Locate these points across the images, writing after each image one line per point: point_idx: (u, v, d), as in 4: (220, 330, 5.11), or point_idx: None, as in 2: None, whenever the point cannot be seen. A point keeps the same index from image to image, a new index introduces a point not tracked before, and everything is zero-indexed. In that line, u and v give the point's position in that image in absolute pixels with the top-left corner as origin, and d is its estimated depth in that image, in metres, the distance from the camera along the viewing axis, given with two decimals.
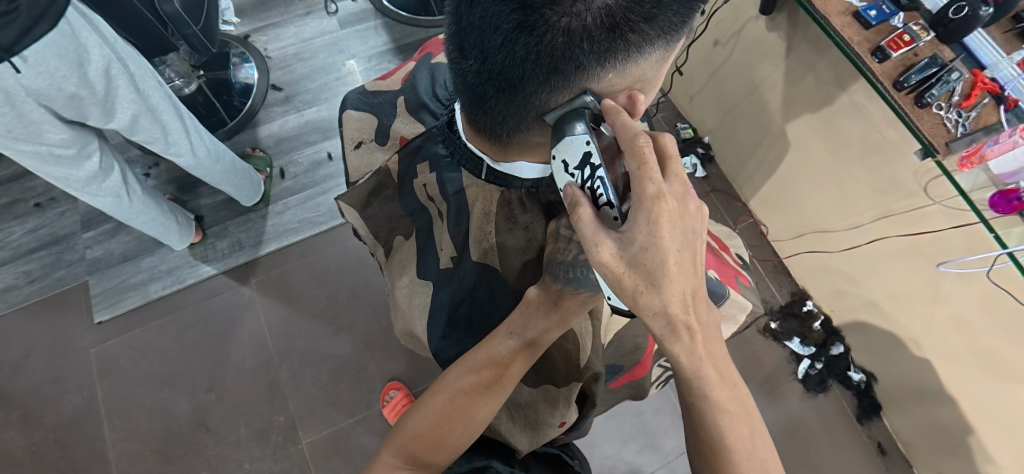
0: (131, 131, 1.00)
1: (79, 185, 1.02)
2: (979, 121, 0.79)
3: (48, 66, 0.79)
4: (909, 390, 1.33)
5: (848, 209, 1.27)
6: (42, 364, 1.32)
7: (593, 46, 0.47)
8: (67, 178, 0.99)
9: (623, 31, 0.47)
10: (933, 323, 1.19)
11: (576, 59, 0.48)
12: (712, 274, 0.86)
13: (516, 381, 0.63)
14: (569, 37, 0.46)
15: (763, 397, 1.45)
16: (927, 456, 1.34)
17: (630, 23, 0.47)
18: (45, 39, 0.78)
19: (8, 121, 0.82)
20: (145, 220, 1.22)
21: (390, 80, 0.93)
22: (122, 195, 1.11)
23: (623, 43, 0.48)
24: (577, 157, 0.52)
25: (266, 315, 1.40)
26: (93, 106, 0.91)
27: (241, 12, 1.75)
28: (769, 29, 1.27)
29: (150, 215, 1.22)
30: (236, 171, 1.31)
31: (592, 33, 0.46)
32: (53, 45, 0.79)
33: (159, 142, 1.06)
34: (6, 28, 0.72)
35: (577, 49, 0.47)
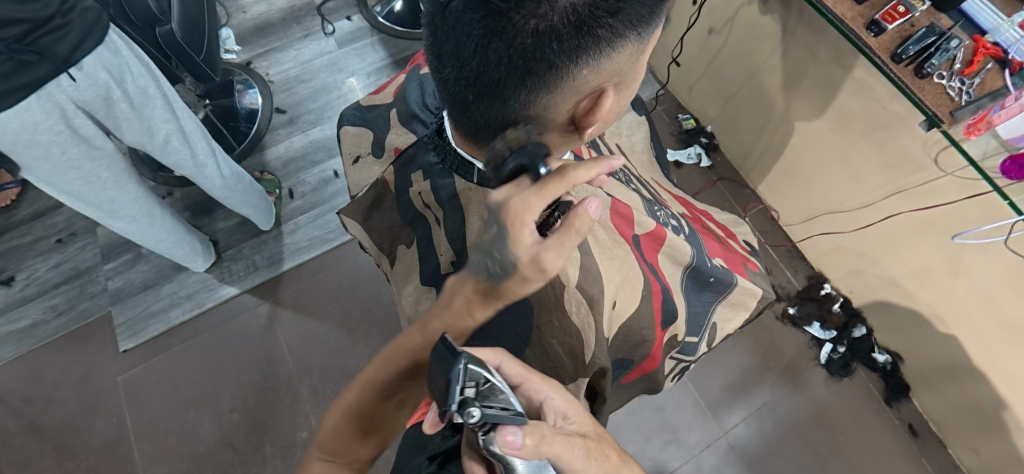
0: (162, 151, 1.03)
1: (123, 210, 1.04)
2: (984, 88, 0.77)
3: (98, 79, 0.83)
4: (937, 368, 1.29)
5: (859, 187, 1.24)
6: (72, 394, 1.35)
7: (562, 44, 0.47)
8: (113, 201, 1.01)
9: (591, 27, 0.47)
10: (955, 297, 1.16)
11: (547, 59, 0.48)
12: (717, 263, 0.91)
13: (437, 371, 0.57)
14: (538, 38, 0.47)
15: (787, 385, 1.43)
16: (961, 435, 1.30)
17: (597, 19, 0.47)
18: (96, 53, 0.82)
19: (63, 141, 0.84)
20: (172, 241, 1.24)
21: (383, 93, 0.95)
22: (156, 217, 1.13)
23: (593, 39, 0.48)
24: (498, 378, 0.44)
25: (283, 334, 1.42)
26: (133, 124, 0.93)
27: (242, 40, 1.79)
28: (763, 13, 1.26)
29: (176, 236, 1.24)
30: (253, 192, 1.34)
31: (560, 32, 0.46)
32: (102, 59, 0.83)
33: (188, 164, 1.09)
34: (63, 38, 0.77)
35: (546, 49, 0.47)
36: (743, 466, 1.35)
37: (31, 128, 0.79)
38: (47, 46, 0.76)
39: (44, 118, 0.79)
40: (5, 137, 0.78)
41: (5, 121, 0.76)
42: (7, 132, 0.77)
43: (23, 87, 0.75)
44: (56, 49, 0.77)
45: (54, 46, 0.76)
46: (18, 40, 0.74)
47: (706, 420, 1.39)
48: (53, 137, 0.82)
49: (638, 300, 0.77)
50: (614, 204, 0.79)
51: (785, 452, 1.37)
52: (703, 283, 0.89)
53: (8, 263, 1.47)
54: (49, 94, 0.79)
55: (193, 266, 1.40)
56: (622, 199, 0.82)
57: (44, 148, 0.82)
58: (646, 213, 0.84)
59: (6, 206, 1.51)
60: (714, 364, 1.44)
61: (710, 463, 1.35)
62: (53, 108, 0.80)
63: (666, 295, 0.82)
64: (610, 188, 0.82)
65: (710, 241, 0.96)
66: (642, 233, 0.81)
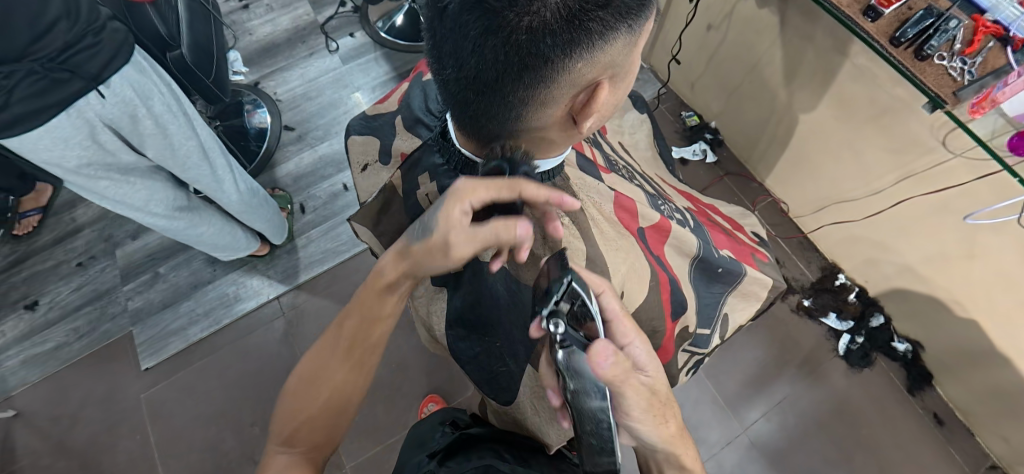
0: (183, 169, 1.04)
1: (162, 212, 1.07)
2: (986, 66, 0.77)
3: (125, 96, 0.86)
4: (958, 353, 1.27)
5: (868, 174, 1.24)
6: (97, 413, 1.38)
7: (556, 39, 0.48)
8: (148, 204, 1.03)
9: (583, 21, 0.48)
10: (972, 280, 1.15)
11: (542, 55, 0.49)
12: (725, 254, 0.91)
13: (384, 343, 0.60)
14: (532, 35, 0.48)
15: (806, 378, 1.41)
16: (988, 422, 1.28)
17: (587, 13, 0.48)
18: (123, 72, 0.85)
19: (90, 155, 0.88)
20: (215, 236, 1.25)
21: (388, 102, 0.97)
22: (195, 217, 1.16)
23: (585, 32, 0.49)
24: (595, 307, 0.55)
25: (300, 347, 1.44)
26: (158, 141, 0.96)
27: (249, 61, 1.83)
28: (759, 6, 1.27)
29: (219, 227, 1.25)
30: (267, 204, 1.36)
31: (553, 27, 0.48)
32: (128, 78, 0.86)
33: (207, 179, 1.11)
34: (93, 58, 0.81)
35: (541, 45, 0.49)
36: (766, 462, 1.34)
37: (61, 142, 0.84)
38: (78, 64, 0.79)
39: (73, 134, 0.84)
40: (38, 151, 0.84)
41: (37, 136, 0.81)
42: (39, 146, 0.83)
43: (54, 104, 0.79)
44: (87, 67, 0.80)
45: (85, 63, 0.80)
46: (52, 60, 0.78)
47: (725, 416, 1.38)
48: (80, 152, 0.86)
49: (645, 291, 0.78)
50: (616, 198, 0.80)
51: (808, 446, 1.35)
52: (712, 274, 0.89)
53: (32, 287, 1.51)
54: (78, 111, 0.82)
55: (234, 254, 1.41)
56: (626, 193, 0.83)
57: (73, 161, 0.87)
58: (649, 206, 0.85)
59: (28, 232, 1.56)
60: (730, 359, 1.43)
61: (731, 460, 1.34)
62: (82, 124, 0.84)
63: (675, 286, 0.83)
64: (613, 183, 0.83)
65: (717, 233, 0.96)
66: (647, 226, 0.82)
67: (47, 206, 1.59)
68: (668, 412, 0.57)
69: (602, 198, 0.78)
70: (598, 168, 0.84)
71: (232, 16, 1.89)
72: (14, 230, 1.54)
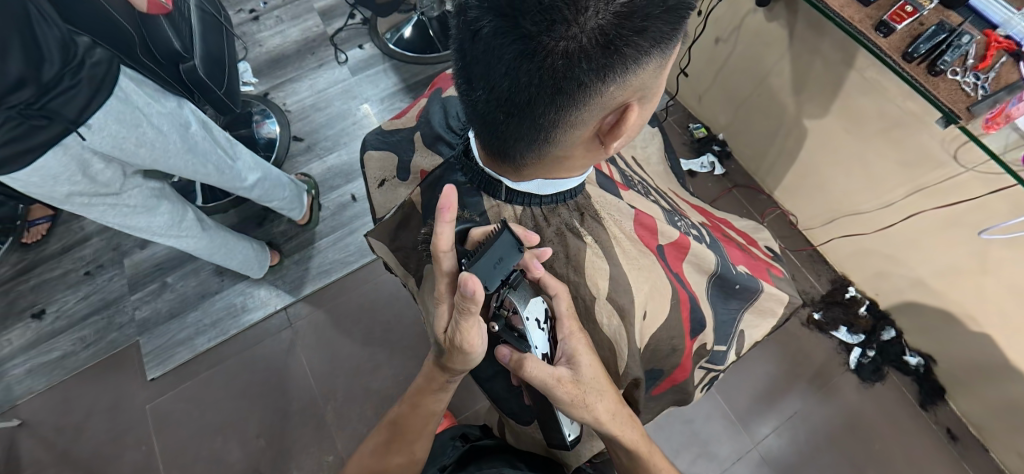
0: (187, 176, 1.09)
1: (163, 232, 1.09)
2: (999, 81, 0.77)
3: (110, 130, 0.88)
4: (970, 368, 1.26)
5: (879, 188, 1.23)
6: (102, 424, 1.37)
7: (590, 63, 0.50)
8: (151, 227, 1.05)
9: (618, 46, 0.50)
10: (986, 294, 1.14)
11: (576, 78, 0.51)
12: (741, 270, 0.90)
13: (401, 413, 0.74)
14: (568, 59, 0.50)
15: (817, 392, 1.39)
16: (1002, 438, 1.26)
17: (623, 38, 0.50)
18: (105, 107, 0.86)
19: (81, 189, 0.90)
20: (226, 250, 1.29)
21: (405, 118, 0.98)
22: (200, 236, 1.18)
23: (620, 57, 0.51)
24: (541, 312, 0.62)
25: (307, 358, 1.44)
26: (153, 162, 0.99)
27: (259, 72, 1.84)
28: (769, 19, 1.27)
29: (229, 245, 1.29)
30: (280, 182, 1.36)
31: (589, 52, 0.50)
32: (112, 111, 0.87)
33: (214, 175, 1.15)
34: (70, 101, 0.81)
35: (577, 69, 0.51)
36: None
37: (51, 178, 0.85)
38: (57, 109, 0.80)
39: (62, 171, 0.86)
40: (31, 186, 0.86)
41: (26, 176, 0.83)
42: (31, 183, 0.85)
43: (35, 148, 0.81)
44: (65, 111, 0.81)
45: (62, 108, 0.81)
46: (29, 105, 0.78)
47: (736, 431, 1.36)
48: (70, 187, 0.88)
49: (666, 310, 0.78)
50: (635, 216, 0.80)
51: (820, 461, 1.33)
52: (729, 291, 0.89)
53: (39, 296, 1.51)
54: (65, 148, 0.84)
55: (250, 273, 1.44)
56: (644, 210, 0.84)
57: (64, 194, 0.89)
58: (668, 223, 0.84)
59: (37, 240, 1.56)
60: (742, 374, 1.42)
61: None
62: (71, 161, 0.86)
63: (693, 303, 0.82)
64: (631, 200, 0.83)
65: (732, 248, 0.95)
66: (666, 243, 0.82)
67: (56, 215, 1.59)
68: (597, 393, 0.64)
69: (622, 216, 0.78)
70: (616, 184, 0.85)
71: (243, 28, 1.91)
72: (23, 238, 1.54)
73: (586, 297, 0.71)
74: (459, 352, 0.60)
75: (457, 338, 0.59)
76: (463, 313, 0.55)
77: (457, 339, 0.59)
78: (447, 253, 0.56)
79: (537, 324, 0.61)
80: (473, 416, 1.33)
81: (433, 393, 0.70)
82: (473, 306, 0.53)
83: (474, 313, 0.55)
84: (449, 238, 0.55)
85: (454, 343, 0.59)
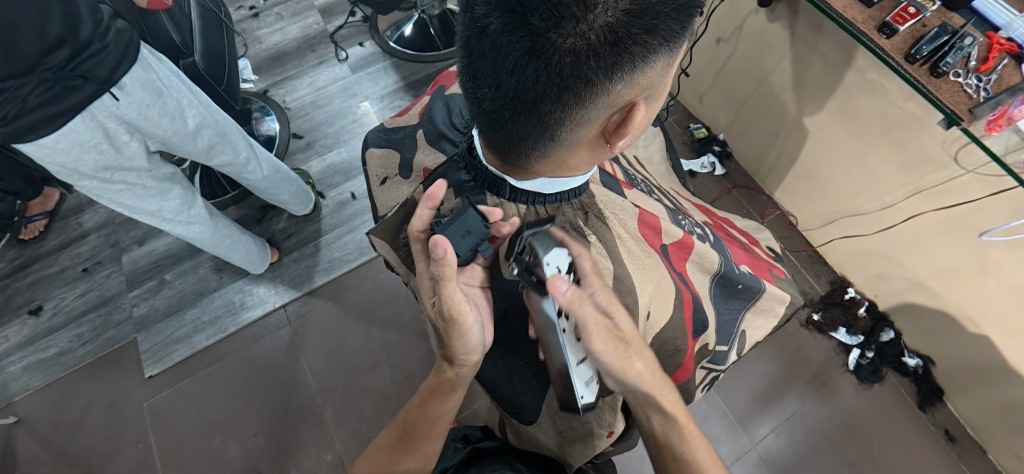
0: (207, 156, 1.11)
1: (174, 217, 1.08)
2: (1001, 84, 0.77)
3: (136, 96, 0.90)
4: (969, 370, 1.27)
5: (879, 188, 1.23)
6: (100, 421, 1.36)
7: (598, 62, 0.51)
8: (161, 211, 1.05)
9: (627, 44, 0.51)
10: (985, 296, 1.14)
11: (584, 76, 0.52)
12: (744, 270, 0.90)
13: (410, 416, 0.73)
14: (576, 57, 0.51)
15: (817, 392, 1.40)
16: (1000, 440, 1.26)
17: (632, 36, 0.50)
18: (132, 72, 0.88)
19: (106, 159, 0.90)
20: (231, 242, 1.29)
21: (408, 115, 0.98)
22: (209, 225, 1.18)
23: (628, 55, 0.51)
24: (564, 262, 0.63)
25: (306, 356, 1.43)
26: (174, 137, 1.00)
27: (258, 69, 1.84)
28: (770, 20, 1.27)
29: (235, 236, 1.29)
30: (290, 177, 1.38)
31: (597, 51, 0.50)
32: (138, 77, 0.89)
33: (232, 163, 1.16)
34: (101, 62, 0.83)
35: (584, 66, 0.51)
36: None
37: (77, 146, 0.86)
38: (89, 70, 0.82)
39: (88, 137, 0.87)
40: (55, 156, 0.86)
41: (52, 143, 0.84)
42: (56, 152, 0.85)
43: (67, 110, 0.82)
44: (97, 72, 0.83)
45: (94, 69, 0.83)
46: (62, 67, 0.80)
47: (735, 431, 1.36)
48: (95, 156, 0.89)
49: (670, 310, 0.78)
50: (639, 215, 0.80)
51: (818, 462, 1.33)
52: (731, 290, 0.89)
53: (37, 292, 1.50)
54: (92, 114, 0.86)
55: (251, 268, 1.44)
56: (648, 210, 0.84)
57: (90, 167, 0.90)
58: (671, 222, 0.85)
59: (34, 237, 1.55)
60: (741, 375, 1.42)
61: None
62: (97, 127, 0.87)
63: (697, 304, 0.82)
64: (635, 199, 0.84)
65: (735, 248, 0.95)
66: (669, 243, 0.82)
67: (54, 211, 1.58)
68: (635, 353, 0.64)
69: (626, 215, 0.78)
70: (619, 183, 0.85)
71: (243, 25, 1.90)
72: (20, 235, 1.53)
73: None
74: (452, 324, 0.66)
75: (442, 308, 0.65)
76: (438, 279, 0.62)
77: (442, 308, 0.65)
78: (422, 233, 0.67)
79: (559, 273, 0.62)
80: (473, 416, 1.33)
81: (445, 392, 0.72)
82: (447, 269, 0.61)
83: (449, 278, 0.62)
84: (423, 219, 0.66)
85: (441, 314, 0.66)
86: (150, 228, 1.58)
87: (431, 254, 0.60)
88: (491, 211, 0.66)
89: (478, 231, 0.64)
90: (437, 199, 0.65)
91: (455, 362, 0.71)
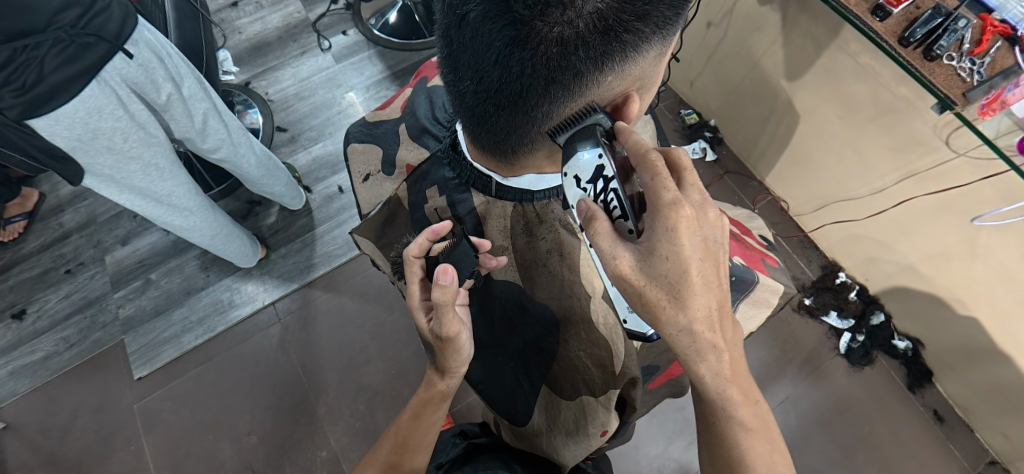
0: (203, 136, 1.09)
1: (181, 202, 1.07)
2: (995, 67, 0.75)
3: (143, 58, 0.90)
4: (958, 352, 1.28)
5: (870, 173, 1.23)
6: (89, 424, 1.35)
7: (588, 51, 0.50)
8: (170, 195, 1.03)
9: (618, 32, 0.50)
10: (975, 279, 1.14)
11: (572, 67, 0.51)
12: (737, 262, 0.89)
13: (398, 430, 0.73)
14: (564, 46, 0.49)
15: (808, 377, 1.41)
16: (989, 420, 1.28)
17: (623, 23, 0.49)
18: (137, 32, 0.88)
19: (124, 127, 0.88)
20: (227, 234, 1.27)
21: (390, 108, 0.96)
22: (208, 213, 1.16)
23: (620, 43, 0.50)
24: (589, 171, 0.53)
25: (298, 352, 1.42)
26: (174, 107, 0.99)
27: (239, 61, 1.79)
28: (761, 3, 1.25)
29: (229, 229, 1.27)
30: (282, 168, 1.36)
31: (587, 39, 0.49)
32: (144, 37, 0.89)
33: (226, 146, 1.14)
34: (108, 19, 0.83)
35: (572, 56, 0.50)
36: None
37: (94, 113, 0.83)
38: (100, 27, 0.81)
39: (106, 103, 0.84)
40: (73, 128, 0.82)
41: (71, 111, 0.81)
42: (75, 123, 0.82)
43: (85, 72, 0.80)
44: (107, 29, 0.83)
45: (104, 26, 0.82)
46: (74, 26, 0.79)
47: None
48: (113, 124, 0.86)
49: None
50: None
51: (809, 446, 1.35)
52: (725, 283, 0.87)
53: (19, 296, 1.47)
54: (105, 79, 0.84)
55: (241, 263, 1.41)
56: None
57: (108, 135, 0.86)
58: None
59: (13, 238, 1.51)
60: None
61: None
62: (111, 93, 0.85)
63: None
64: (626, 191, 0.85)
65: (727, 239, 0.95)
66: None
67: (33, 211, 1.54)
68: (689, 296, 0.51)
69: None
70: None
71: (221, 14, 1.84)
72: None
73: (582, 296, 0.72)
74: (447, 344, 0.67)
75: (439, 330, 0.65)
76: (440, 305, 0.61)
77: (439, 330, 0.65)
78: (419, 258, 0.65)
79: (577, 183, 0.55)
80: (467, 410, 1.33)
81: (437, 404, 0.72)
82: (449, 295, 0.60)
83: (449, 302, 0.61)
84: (421, 246, 0.64)
85: (439, 335, 0.65)
86: (133, 227, 1.55)
87: (436, 283, 0.59)
88: (481, 244, 0.70)
89: (468, 256, 0.67)
90: (441, 232, 0.63)
91: (447, 374, 0.72)
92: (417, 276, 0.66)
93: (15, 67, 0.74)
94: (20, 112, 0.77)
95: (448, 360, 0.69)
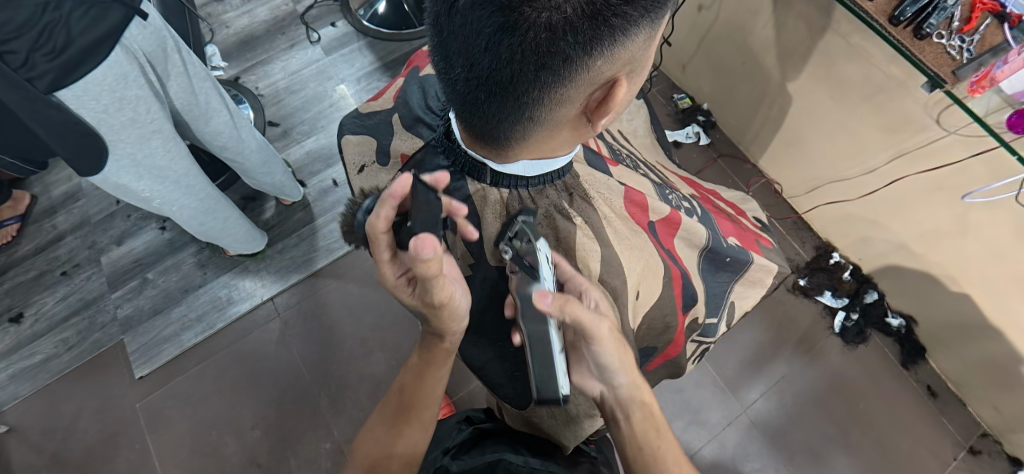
0: (207, 120, 1.08)
1: (196, 181, 1.06)
2: (984, 44, 0.76)
3: (158, 24, 0.88)
4: (950, 327, 1.30)
5: (862, 153, 1.23)
6: (93, 424, 1.35)
7: (576, 37, 0.50)
8: (187, 173, 1.03)
9: (606, 17, 0.49)
10: (966, 255, 1.16)
11: (561, 52, 0.50)
12: (732, 243, 0.92)
13: (404, 405, 0.74)
14: (553, 32, 0.49)
15: (803, 357, 1.43)
16: (981, 393, 1.31)
17: (611, 8, 0.49)
18: None
19: (145, 95, 0.86)
20: (232, 220, 1.26)
21: (383, 99, 0.96)
22: (215, 198, 1.15)
23: (608, 28, 0.50)
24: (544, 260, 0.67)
25: (298, 345, 1.43)
26: (182, 84, 0.98)
27: (228, 56, 1.77)
28: None
29: (235, 214, 1.27)
30: (277, 156, 1.36)
31: (575, 24, 0.49)
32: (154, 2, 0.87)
33: (229, 130, 1.14)
34: None
35: (561, 42, 0.50)
36: (767, 440, 1.36)
37: (121, 81, 0.81)
38: None
39: (130, 69, 0.82)
40: (101, 98, 0.79)
41: (101, 76, 0.77)
42: (103, 92, 0.79)
43: (106, 39, 0.76)
44: None
45: None
46: None
47: (725, 397, 1.40)
48: (137, 91, 0.84)
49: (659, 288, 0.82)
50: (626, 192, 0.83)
51: (806, 424, 1.37)
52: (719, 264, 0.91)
53: (16, 299, 1.46)
54: (126, 45, 0.81)
55: (246, 247, 1.40)
56: (633, 186, 0.86)
57: (133, 105, 0.84)
58: (658, 198, 0.87)
59: (7, 241, 1.50)
60: (729, 344, 1.44)
61: (733, 440, 1.36)
62: (132, 60, 0.83)
63: (686, 279, 0.86)
64: (621, 176, 0.87)
65: (722, 221, 0.96)
66: (658, 220, 0.85)
67: (26, 214, 1.53)
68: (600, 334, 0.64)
69: (613, 194, 0.81)
70: (605, 160, 0.88)
71: (207, 9, 1.81)
72: None
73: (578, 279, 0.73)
74: (443, 306, 0.65)
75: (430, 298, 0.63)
76: (425, 277, 0.57)
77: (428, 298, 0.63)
78: (386, 232, 0.59)
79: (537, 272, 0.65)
80: (469, 398, 1.34)
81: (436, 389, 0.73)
82: (432, 266, 0.55)
83: (433, 273, 0.56)
84: (385, 220, 0.58)
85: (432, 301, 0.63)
86: (127, 227, 1.54)
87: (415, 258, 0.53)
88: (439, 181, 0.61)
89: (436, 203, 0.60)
90: (400, 194, 0.57)
91: (448, 334, 0.71)
92: (387, 254, 0.61)
93: (42, 29, 0.70)
94: (49, 81, 0.72)
95: (446, 318, 0.67)
